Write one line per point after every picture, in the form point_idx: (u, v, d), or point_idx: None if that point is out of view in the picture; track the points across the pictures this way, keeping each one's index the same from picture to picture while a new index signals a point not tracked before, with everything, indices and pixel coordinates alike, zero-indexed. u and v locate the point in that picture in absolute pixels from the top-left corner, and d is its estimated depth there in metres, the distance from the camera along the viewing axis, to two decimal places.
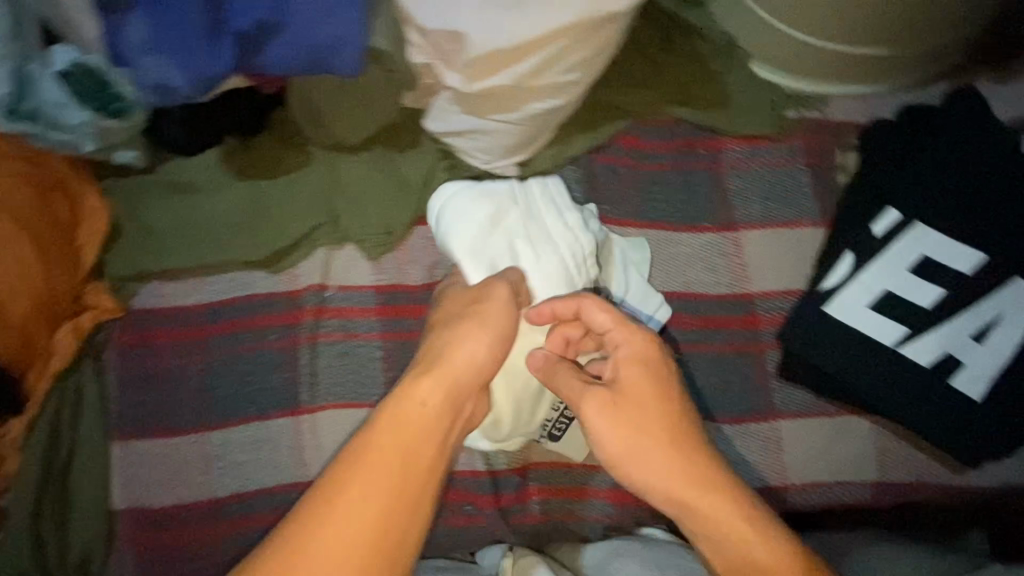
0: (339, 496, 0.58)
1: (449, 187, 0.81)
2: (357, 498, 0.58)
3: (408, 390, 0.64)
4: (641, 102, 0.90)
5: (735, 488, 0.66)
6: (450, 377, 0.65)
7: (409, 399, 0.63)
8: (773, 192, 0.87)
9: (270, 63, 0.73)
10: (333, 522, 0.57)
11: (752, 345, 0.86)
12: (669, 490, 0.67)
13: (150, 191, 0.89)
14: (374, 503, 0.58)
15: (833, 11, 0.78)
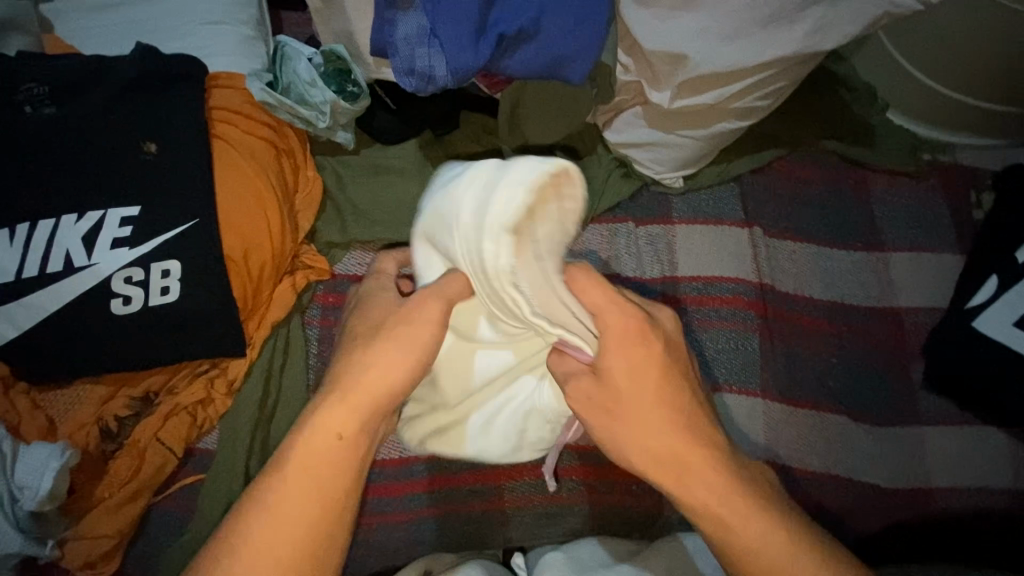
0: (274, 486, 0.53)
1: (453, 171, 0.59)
2: (285, 489, 0.52)
3: (379, 361, 0.56)
4: (797, 135, 1.02)
5: (759, 499, 0.57)
6: (399, 355, 0.56)
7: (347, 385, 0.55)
8: (914, 221, 1.00)
9: (513, 64, 0.85)
10: (275, 512, 0.52)
11: (898, 355, 0.95)
12: (640, 463, 0.58)
13: (358, 169, 0.97)
14: (320, 492, 0.53)
15: (981, 72, 0.91)
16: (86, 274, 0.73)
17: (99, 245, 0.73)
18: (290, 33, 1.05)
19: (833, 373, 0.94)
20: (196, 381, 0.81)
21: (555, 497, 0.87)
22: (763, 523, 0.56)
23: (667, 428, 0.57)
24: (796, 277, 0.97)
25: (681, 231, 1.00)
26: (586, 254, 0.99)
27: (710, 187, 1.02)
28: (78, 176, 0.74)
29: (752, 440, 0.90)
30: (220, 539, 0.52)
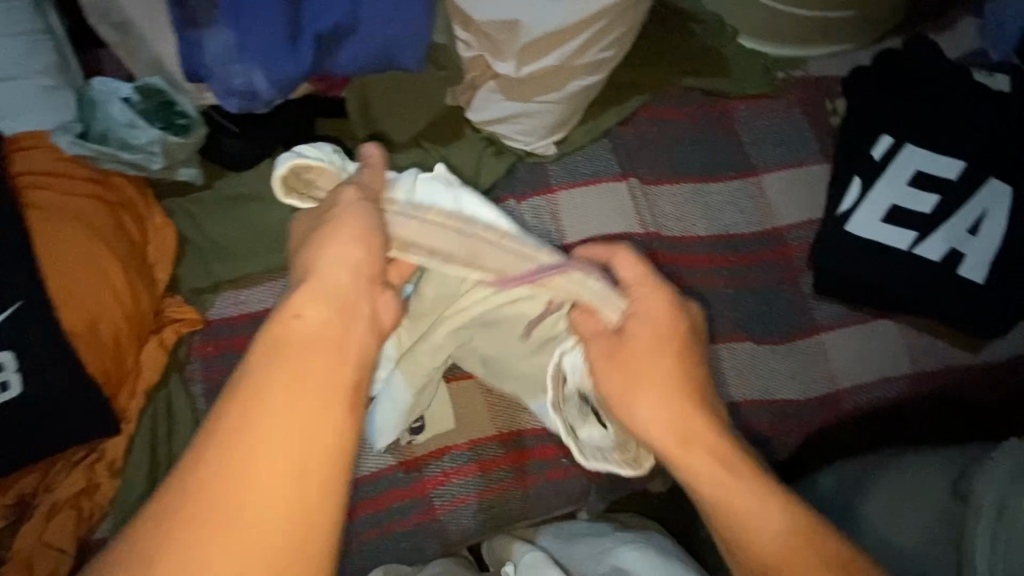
0: (258, 404, 0.44)
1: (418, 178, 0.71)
2: (264, 411, 0.44)
3: (323, 264, 0.54)
4: (655, 77, 1.02)
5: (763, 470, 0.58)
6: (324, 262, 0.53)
7: (307, 282, 0.53)
8: (780, 140, 1.02)
9: (343, 62, 0.80)
10: (246, 436, 0.43)
11: (787, 272, 0.98)
12: (670, 434, 0.61)
13: (211, 204, 0.90)
14: (290, 420, 0.44)
15: None
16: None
17: None
18: (105, 73, 0.95)
19: (731, 303, 0.96)
20: (75, 471, 0.74)
21: (492, 489, 0.86)
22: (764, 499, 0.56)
23: (661, 397, 0.61)
24: (679, 219, 0.98)
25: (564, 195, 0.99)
26: None
27: (583, 146, 1.01)
28: None
29: None
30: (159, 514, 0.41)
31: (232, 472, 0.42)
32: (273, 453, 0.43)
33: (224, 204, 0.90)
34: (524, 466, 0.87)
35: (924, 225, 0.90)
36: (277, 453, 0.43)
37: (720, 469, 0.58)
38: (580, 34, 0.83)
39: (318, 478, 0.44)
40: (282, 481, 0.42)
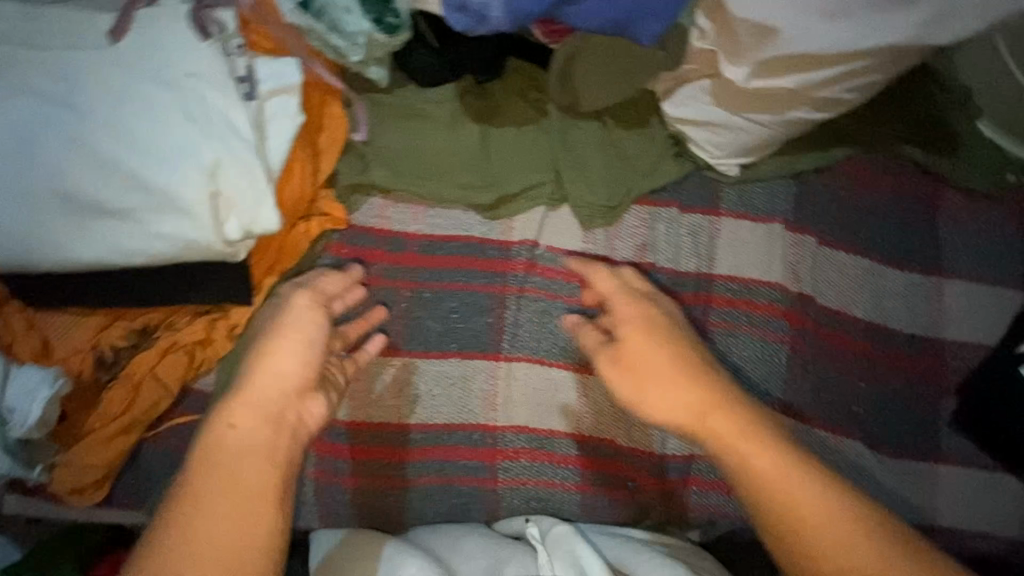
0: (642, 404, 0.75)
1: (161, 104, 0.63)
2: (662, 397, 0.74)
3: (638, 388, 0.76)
4: (872, 134, 0.93)
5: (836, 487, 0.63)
6: (677, 392, 0.73)
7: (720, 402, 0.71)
8: (975, 246, 0.91)
9: (580, 14, 0.75)
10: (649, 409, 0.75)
11: (930, 389, 0.89)
12: (682, 421, 0.73)
13: (388, 114, 0.88)
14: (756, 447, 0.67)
15: None
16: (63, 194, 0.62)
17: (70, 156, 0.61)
18: None
19: (859, 399, 0.88)
20: (200, 321, 0.77)
21: (550, 483, 0.85)
22: (817, 490, 0.63)
23: (678, 389, 0.73)
24: (841, 292, 0.90)
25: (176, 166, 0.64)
26: (622, 237, 0.91)
27: (766, 179, 0.93)
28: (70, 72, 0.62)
29: None
30: (159, 546, 0.55)
31: (219, 465, 0.59)
32: (219, 503, 0.57)
33: (395, 113, 0.89)
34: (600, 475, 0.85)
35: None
36: (229, 502, 0.58)
37: (224, 521, 0.56)
38: (837, 84, 0.78)
39: (240, 541, 0.56)
40: (217, 550, 0.55)
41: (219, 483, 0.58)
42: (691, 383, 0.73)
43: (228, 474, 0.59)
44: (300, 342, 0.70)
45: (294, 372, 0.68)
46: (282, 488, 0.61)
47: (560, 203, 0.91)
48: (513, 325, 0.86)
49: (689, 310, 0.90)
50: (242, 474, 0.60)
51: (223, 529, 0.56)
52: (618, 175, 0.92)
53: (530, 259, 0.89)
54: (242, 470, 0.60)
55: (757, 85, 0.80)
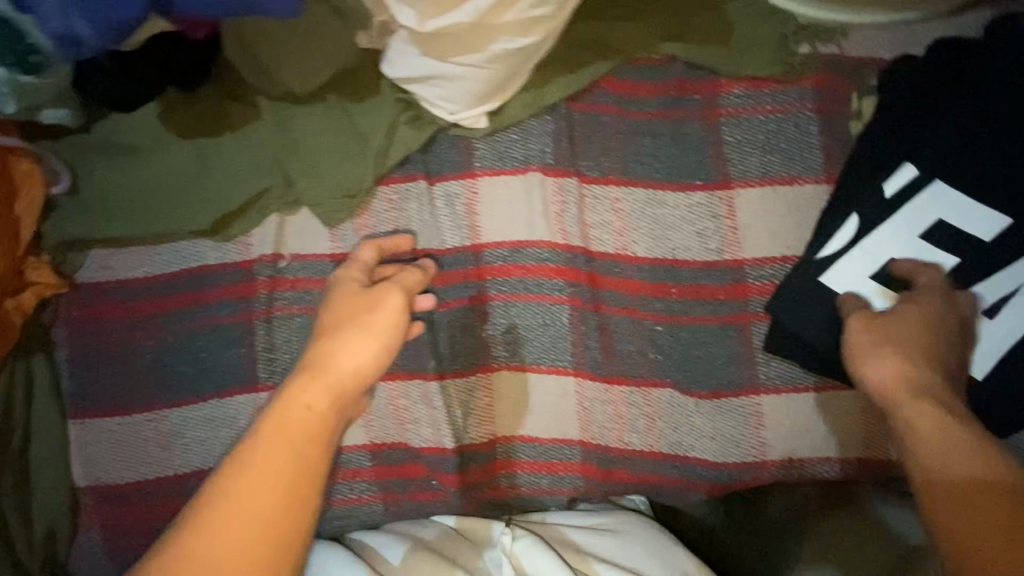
0: (249, 460, 0.56)
1: None
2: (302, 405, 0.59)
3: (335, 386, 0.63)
4: (628, 37, 0.78)
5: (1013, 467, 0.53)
6: (880, 365, 0.63)
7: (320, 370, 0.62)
8: (770, 142, 0.77)
9: (193, 3, 0.65)
10: (246, 475, 0.54)
11: (738, 317, 0.79)
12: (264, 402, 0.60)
13: (87, 156, 0.82)
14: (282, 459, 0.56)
15: None
16: None
17: None
18: None
19: (658, 343, 0.81)
20: None
21: (348, 501, 0.82)
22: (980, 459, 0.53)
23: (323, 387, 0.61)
24: (618, 232, 0.80)
25: None
26: (372, 227, 0.83)
27: (517, 122, 0.82)
28: None
29: (549, 419, 0.83)
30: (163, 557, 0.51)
31: (242, 454, 0.56)
32: (255, 495, 0.54)
33: (95, 153, 0.82)
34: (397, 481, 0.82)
35: (926, 294, 0.68)
36: (263, 488, 0.54)
37: (248, 517, 0.53)
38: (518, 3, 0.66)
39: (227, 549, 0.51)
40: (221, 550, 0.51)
41: (236, 483, 0.54)
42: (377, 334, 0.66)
43: (250, 474, 0.55)
44: (370, 333, 0.66)
45: (370, 365, 0.65)
46: (311, 455, 0.57)
47: (296, 206, 0.83)
48: (270, 349, 0.81)
49: (461, 288, 0.83)
50: (253, 464, 0.55)
51: (270, 523, 0.53)
52: (352, 158, 0.82)
53: (275, 275, 0.83)
54: (291, 449, 0.57)
55: (433, 27, 0.68)
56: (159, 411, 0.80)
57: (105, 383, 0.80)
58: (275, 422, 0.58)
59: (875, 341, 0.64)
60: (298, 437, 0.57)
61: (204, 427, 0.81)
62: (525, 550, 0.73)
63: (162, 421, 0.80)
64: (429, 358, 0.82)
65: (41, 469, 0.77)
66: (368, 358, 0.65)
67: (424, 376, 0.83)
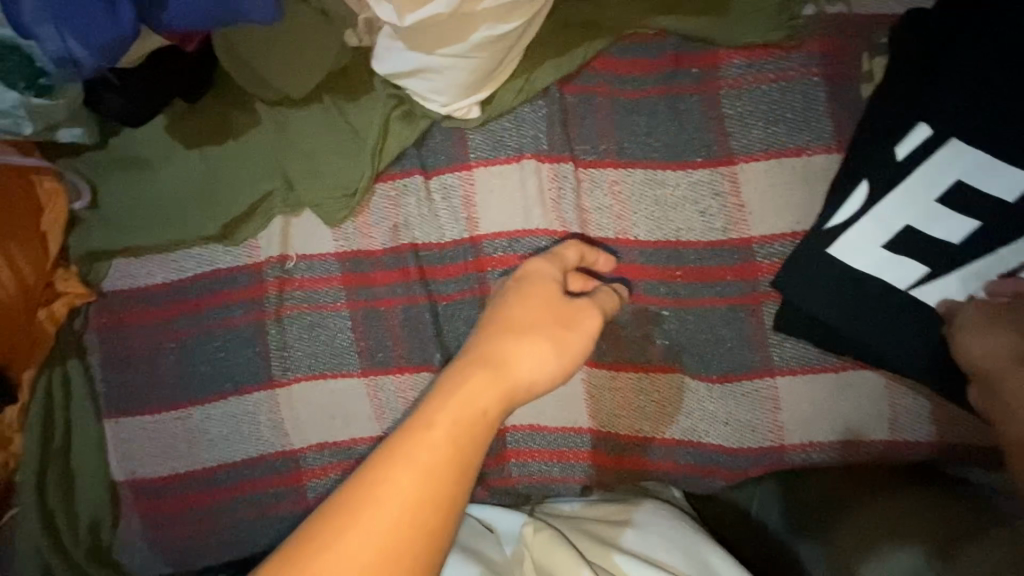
0: (421, 442, 0.49)
1: None
2: (474, 384, 0.53)
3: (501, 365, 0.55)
4: (618, 15, 0.76)
5: None
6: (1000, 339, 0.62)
7: (502, 366, 0.55)
8: (775, 112, 0.73)
9: (179, 16, 0.67)
10: (414, 450, 0.48)
11: (748, 298, 0.76)
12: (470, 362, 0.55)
13: (104, 171, 0.86)
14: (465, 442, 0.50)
15: None
16: None
17: None
18: None
19: (664, 328, 0.78)
20: None
21: None
22: None
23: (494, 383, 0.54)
24: (618, 215, 0.77)
25: None
26: (374, 224, 0.85)
27: (509, 110, 0.81)
28: None
29: (555, 409, 0.82)
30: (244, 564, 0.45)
31: (406, 452, 0.48)
32: (401, 487, 0.47)
33: (111, 167, 0.86)
34: None
35: (946, 262, 0.65)
36: (411, 488, 0.47)
37: (386, 529, 0.46)
38: None
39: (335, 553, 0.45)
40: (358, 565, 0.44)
41: (409, 476, 0.47)
42: (550, 329, 0.59)
43: (389, 481, 0.47)
44: (553, 341, 0.58)
45: (549, 375, 0.57)
46: (469, 457, 0.50)
47: (298, 207, 0.85)
48: (282, 348, 0.84)
49: (463, 280, 0.83)
50: (436, 455, 0.48)
51: (397, 519, 0.46)
52: (350, 157, 0.84)
53: (283, 275, 0.85)
54: (436, 452, 0.49)
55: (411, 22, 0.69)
56: (183, 410, 0.84)
57: (133, 385, 0.85)
58: (443, 420, 0.50)
59: (989, 315, 0.63)
60: (467, 429, 0.51)
61: (225, 425, 0.84)
62: (545, 546, 0.71)
63: (188, 419, 0.84)
64: (435, 351, 0.83)
65: (84, 466, 0.83)
66: (546, 368, 0.57)
67: (431, 369, 0.84)
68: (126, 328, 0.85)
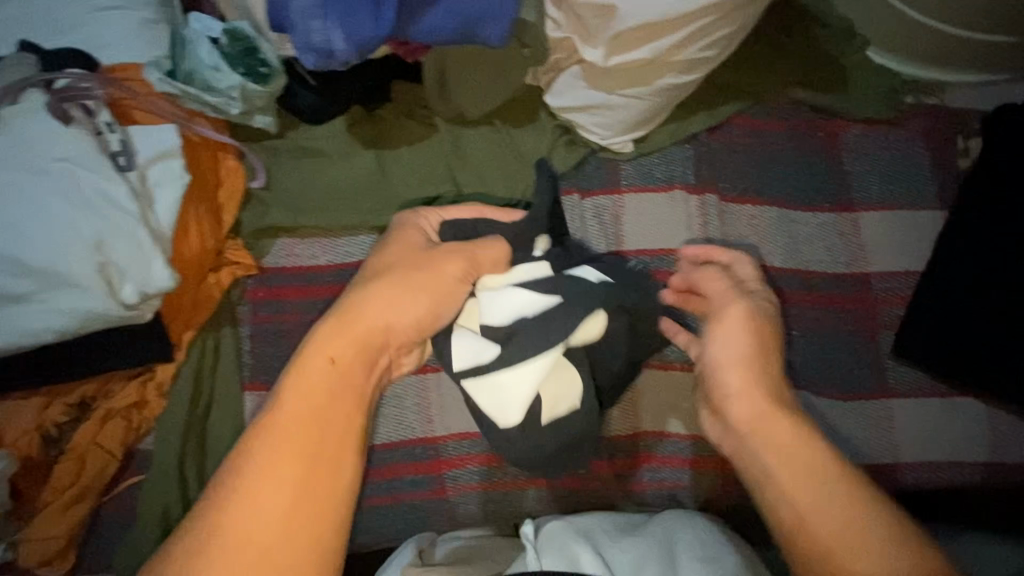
0: (261, 467, 0.59)
1: (37, 184, 0.66)
2: (314, 368, 0.63)
3: (357, 323, 0.66)
4: (760, 83, 0.92)
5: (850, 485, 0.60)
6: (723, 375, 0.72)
7: (340, 316, 0.66)
8: (892, 172, 0.89)
9: (422, 31, 0.76)
10: (255, 458, 0.59)
11: (865, 325, 0.88)
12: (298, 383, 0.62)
13: (282, 158, 0.92)
14: (331, 417, 0.62)
15: None
16: None
17: None
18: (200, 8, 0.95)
19: (793, 346, 0.87)
20: (131, 385, 0.82)
21: (502, 484, 0.87)
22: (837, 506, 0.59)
23: (328, 401, 0.62)
24: (756, 244, 0.89)
25: (70, 246, 0.67)
26: None
27: (661, 149, 0.94)
28: None
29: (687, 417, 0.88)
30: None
31: (243, 512, 0.57)
32: (264, 518, 0.57)
33: (291, 155, 0.93)
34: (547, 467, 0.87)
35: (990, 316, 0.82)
36: (262, 517, 0.57)
37: (252, 555, 0.55)
38: (692, 45, 0.78)
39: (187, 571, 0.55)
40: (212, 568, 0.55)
41: (253, 475, 0.59)
42: (437, 274, 0.69)
43: (245, 518, 0.57)
44: (429, 281, 0.68)
45: (437, 312, 0.69)
46: (348, 421, 0.63)
47: None
48: None
49: None
50: (287, 466, 0.59)
51: (301, 478, 0.59)
52: (516, 172, 0.95)
53: None
54: (242, 469, 0.59)
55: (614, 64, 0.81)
56: None
57: (284, 359, 0.87)
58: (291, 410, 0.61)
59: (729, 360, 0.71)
60: (307, 428, 0.61)
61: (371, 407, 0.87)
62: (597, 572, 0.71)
63: None
64: None
65: (222, 437, 0.83)
66: (409, 309, 0.67)
67: None
68: (286, 304, 0.88)
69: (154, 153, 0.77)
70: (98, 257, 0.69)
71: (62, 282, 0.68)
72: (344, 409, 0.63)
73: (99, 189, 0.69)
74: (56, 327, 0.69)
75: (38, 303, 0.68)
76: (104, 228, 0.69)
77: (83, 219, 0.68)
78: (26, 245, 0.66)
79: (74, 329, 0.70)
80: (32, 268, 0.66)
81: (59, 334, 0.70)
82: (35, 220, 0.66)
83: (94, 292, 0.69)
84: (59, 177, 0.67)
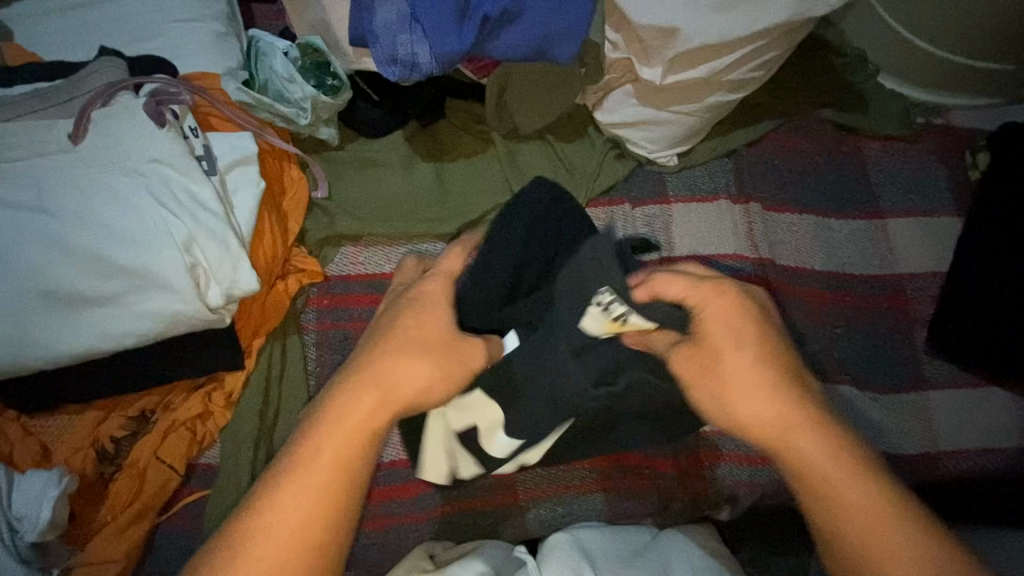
0: (264, 517, 0.50)
1: (133, 187, 0.67)
2: (344, 417, 0.52)
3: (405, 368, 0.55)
4: (790, 103, 1.00)
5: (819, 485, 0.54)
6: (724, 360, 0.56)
7: (376, 366, 0.54)
8: (913, 184, 0.99)
9: (500, 47, 0.82)
10: (268, 514, 0.50)
11: (900, 322, 0.94)
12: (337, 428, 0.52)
13: (344, 168, 0.94)
14: (350, 476, 0.52)
15: (958, 29, 0.90)
16: (52, 298, 0.65)
17: (57, 249, 0.65)
18: (264, 28, 0.98)
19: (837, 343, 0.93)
20: (194, 395, 0.79)
21: (570, 487, 0.87)
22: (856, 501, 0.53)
23: (353, 472, 0.52)
24: (796, 249, 0.96)
25: (161, 246, 0.67)
26: None
27: (703, 162, 1.00)
28: (45, 176, 0.65)
29: None
30: None
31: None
32: None
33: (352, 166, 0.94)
34: (614, 468, 0.88)
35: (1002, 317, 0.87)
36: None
37: None
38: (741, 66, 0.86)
39: None
40: None
41: (275, 533, 0.49)
42: (446, 318, 0.57)
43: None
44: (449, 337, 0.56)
45: (421, 374, 0.54)
46: (363, 490, 0.53)
47: None
48: None
49: None
50: (311, 524, 0.50)
51: (299, 525, 0.49)
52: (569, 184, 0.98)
53: None
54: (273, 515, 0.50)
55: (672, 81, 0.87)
56: None
57: None
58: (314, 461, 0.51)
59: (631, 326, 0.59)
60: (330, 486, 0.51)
61: None
62: None
63: None
64: None
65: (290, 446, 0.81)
66: (443, 371, 0.55)
67: None
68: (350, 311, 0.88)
69: (234, 158, 0.77)
70: (187, 255, 0.68)
71: (152, 281, 0.67)
72: (343, 446, 0.51)
73: (190, 190, 0.69)
74: (143, 329, 0.68)
75: (127, 305, 0.67)
76: (194, 226, 0.68)
77: (175, 219, 0.67)
78: (120, 245, 0.66)
79: (159, 332, 0.69)
80: (124, 266, 0.66)
81: (144, 337, 0.68)
82: (129, 220, 0.66)
83: (182, 293, 0.68)
84: (155, 179, 0.67)
